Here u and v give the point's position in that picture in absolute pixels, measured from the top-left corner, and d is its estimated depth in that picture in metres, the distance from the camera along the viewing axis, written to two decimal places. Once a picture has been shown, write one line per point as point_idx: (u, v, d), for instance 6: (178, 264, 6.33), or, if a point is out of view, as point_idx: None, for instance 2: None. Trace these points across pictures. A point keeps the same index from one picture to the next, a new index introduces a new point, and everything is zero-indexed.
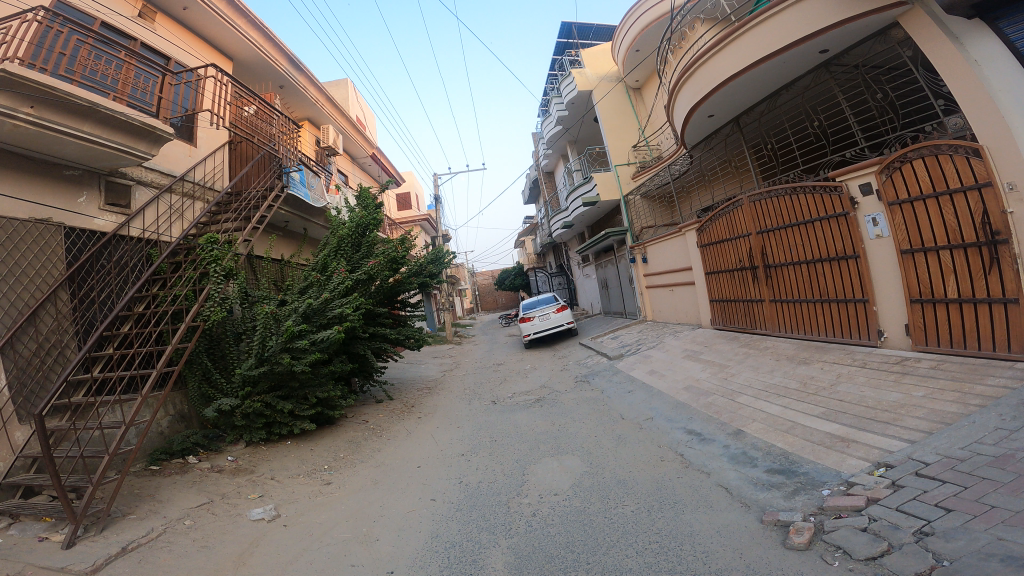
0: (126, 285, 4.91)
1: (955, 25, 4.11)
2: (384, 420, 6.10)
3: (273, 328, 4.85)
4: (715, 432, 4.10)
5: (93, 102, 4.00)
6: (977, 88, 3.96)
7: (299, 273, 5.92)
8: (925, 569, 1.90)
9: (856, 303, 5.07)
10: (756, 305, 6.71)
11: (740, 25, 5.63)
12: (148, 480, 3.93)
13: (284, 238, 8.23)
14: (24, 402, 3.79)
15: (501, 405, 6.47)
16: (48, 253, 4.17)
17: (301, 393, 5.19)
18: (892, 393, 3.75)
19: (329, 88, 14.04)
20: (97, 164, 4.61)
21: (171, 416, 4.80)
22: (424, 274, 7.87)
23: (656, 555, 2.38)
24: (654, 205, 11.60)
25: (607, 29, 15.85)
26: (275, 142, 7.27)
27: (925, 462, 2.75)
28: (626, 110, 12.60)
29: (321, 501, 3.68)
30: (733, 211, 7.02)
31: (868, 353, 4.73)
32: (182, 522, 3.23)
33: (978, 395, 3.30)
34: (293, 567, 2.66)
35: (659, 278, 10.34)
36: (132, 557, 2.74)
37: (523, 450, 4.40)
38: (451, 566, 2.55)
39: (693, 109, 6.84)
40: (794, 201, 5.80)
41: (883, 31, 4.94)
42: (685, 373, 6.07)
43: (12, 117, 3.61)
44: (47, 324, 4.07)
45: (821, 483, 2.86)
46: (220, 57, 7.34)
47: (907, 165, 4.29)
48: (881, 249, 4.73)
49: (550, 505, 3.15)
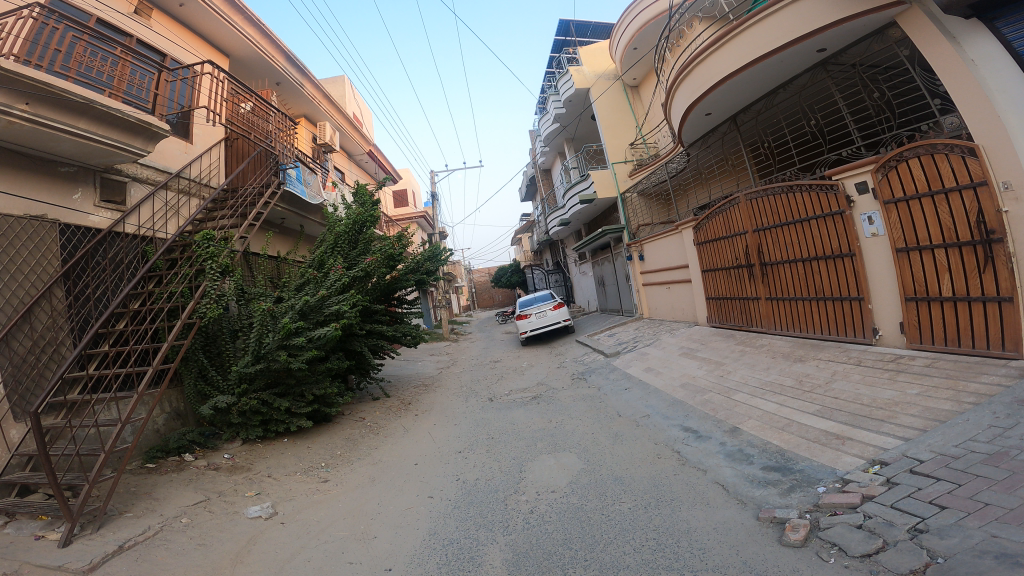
0: (121, 282, 4.85)
1: (953, 25, 4.14)
2: (381, 417, 6.12)
3: (270, 325, 4.83)
4: (711, 430, 4.12)
5: (88, 99, 3.95)
6: (973, 88, 3.99)
7: (296, 270, 5.91)
8: (920, 566, 1.93)
9: (851, 301, 5.11)
10: (753, 303, 6.73)
11: (737, 24, 5.65)
12: (144, 479, 3.91)
13: (282, 236, 8.22)
14: (19, 400, 3.76)
15: (498, 401, 6.51)
16: (42, 250, 4.12)
17: (298, 390, 5.19)
18: (887, 391, 3.79)
19: (327, 86, 14.00)
20: (92, 161, 4.56)
21: (167, 414, 4.79)
22: (422, 271, 7.88)
23: (653, 552, 2.39)
24: (651, 203, 11.61)
25: (606, 26, 15.78)
26: (272, 139, 7.26)
27: (920, 460, 2.78)
28: (625, 109, 12.58)
29: (319, 498, 3.68)
30: (729, 210, 7.04)
31: (863, 351, 4.78)
32: (179, 521, 3.22)
33: (972, 394, 3.33)
34: (291, 566, 2.65)
35: (656, 276, 10.36)
36: (129, 556, 2.73)
37: (520, 448, 4.40)
38: (448, 563, 2.55)
39: (691, 106, 6.85)
40: (790, 199, 5.84)
41: (880, 31, 4.96)
42: (682, 370, 6.11)
43: (7, 114, 3.54)
44: (42, 321, 4.05)
45: (817, 480, 2.88)
46: (215, 53, 7.25)
47: (903, 164, 4.31)
48: (877, 247, 4.76)
49: (547, 503, 3.15)
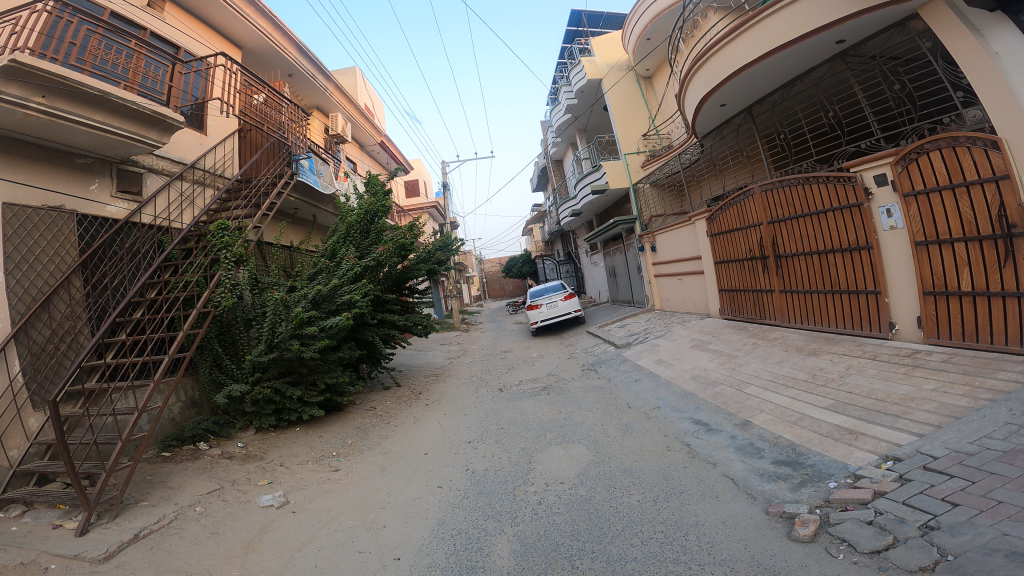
0: (138, 272, 4.97)
1: (976, 16, 4.03)
2: (392, 407, 6.20)
3: (283, 314, 4.88)
4: (722, 423, 4.11)
5: (104, 92, 4.02)
6: (997, 80, 3.87)
7: (308, 260, 6.00)
8: (929, 564, 1.92)
9: (868, 294, 5.00)
10: (766, 295, 6.64)
11: (753, 14, 5.50)
12: (160, 467, 4.03)
13: (294, 226, 8.31)
14: (38, 389, 3.90)
15: (508, 392, 6.55)
16: (60, 240, 4.23)
17: (310, 379, 5.27)
18: (902, 386, 3.73)
19: (337, 77, 14.01)
20: (108, 153, 4.64)
21: (183, 402, 4.92)
22: (433, 261, 7.89)
23: (662, 545, 2.41)
24: (664, 193, 11.33)
25: (618, 16, 15.56)
26: (284, 130, 7.28)
27: (934, 456, 2.75)
28: (637, 99, 12.38)
29: (330, 488, 3.76)
30: (744, 201, 6.93)
31: (879, 345, 4.68)
32: (193, 509, 3.32)
33: (989, 390, 3.28)
34: (301, 555, 2.71)
35: (669, 267, 10.26)
36: (144, 545, 2.82)
37: (530, 439, 4.44)
38: (456, 553, 2.60)
39: (705, 97, 6.70)
40: (806, 191, 5.71)
41: (902, 22, 4.80)
42: (693, 362, 6.08)
43: (24, 108, 3.61)
44: (61, 310, 4.16)
45: (828, 476, 2.87)
46: (227, 45, 7.27)
47: (924, 156, 4.21)
48: (895, 240, 4.65)
49: (555, 494, 3.19)
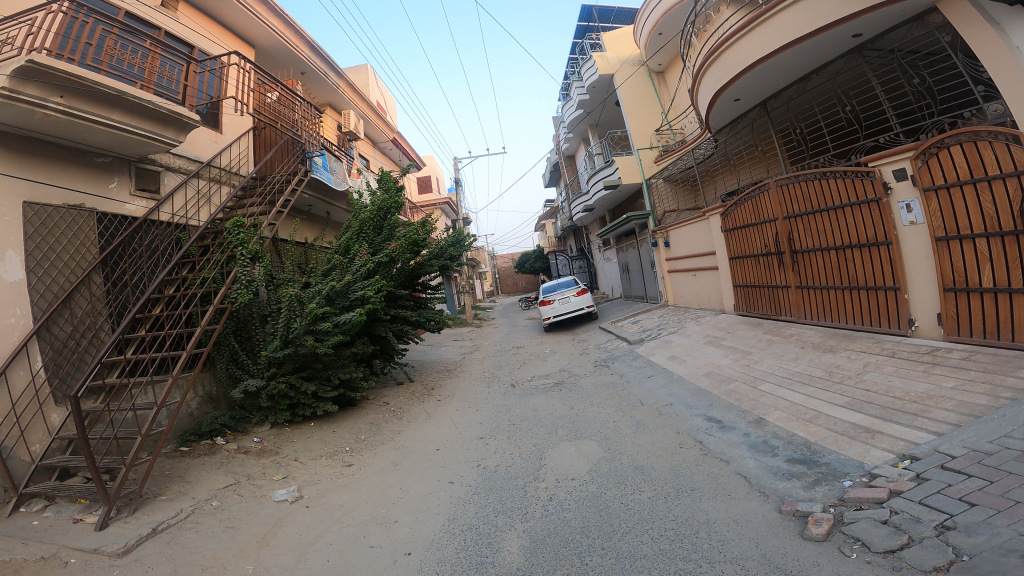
0: (157, 268, 5.05)
1: (997, 10, 3.93)
2: (405, 402, 6.25)
3: (297, 310, 4.92)
4: (736, 420, 4.09)
5: (121, 92, 4.08)
6: (1019, 75, 3.78)
7: (322, 256, 6.05)
8: (944, 564, 1.90)
9: (886, 291, 4.93)
10: (782, 291, 6.58)
11: (768, 7, 5.43)
12: (177, 462, 4.11)
13: (309, 222, 8.40)
14: (60, 383, 3.98)
15: (519, 388, 6.57)
16: (81, 238, 4.32)
17: (324, 374, 5.33)
18: (921, 384, 3.68)
19: (349, 74, 14.08)
20: (127, 151, 4.71)
21: (200, 398, 5.02)
22: (446, 257, 7.90)
23: (673, 542, 2.41)
24: (677, 188, 11.24)
25: (629, 10, 15.42)
26: (298, 128, 7.34)
27: (952, 456, 2.72)
28: (649, 94, 12.27)
29: (343, 482, 3.81)
30: (759, 196, 6.86)
31: (897, 343, 4.62)
32: (210, 503, 3.39)
33: (1010, 388, 3.23)
34: (314, 549, 2.76)
35: (682, 263, 10.19)
36: (161, 539, 2.88)
37: (542, 435, 4.45)
38: (467, 548, 2.63)
39: (718, 92, 6.63)
40: (823, 186, 5.64)
41: (921, 15, 4.71)
42: (706, 359, 6.05)
43: (42, 107, 3.67)
44: (81, 307, 4.26)
45: (843, 474, 2.85)
46: (241, 44, 7.34)
47: (944, 151, 4.14)
48: (915, 236, 4.58)
49: (566, 490, 3.20)
